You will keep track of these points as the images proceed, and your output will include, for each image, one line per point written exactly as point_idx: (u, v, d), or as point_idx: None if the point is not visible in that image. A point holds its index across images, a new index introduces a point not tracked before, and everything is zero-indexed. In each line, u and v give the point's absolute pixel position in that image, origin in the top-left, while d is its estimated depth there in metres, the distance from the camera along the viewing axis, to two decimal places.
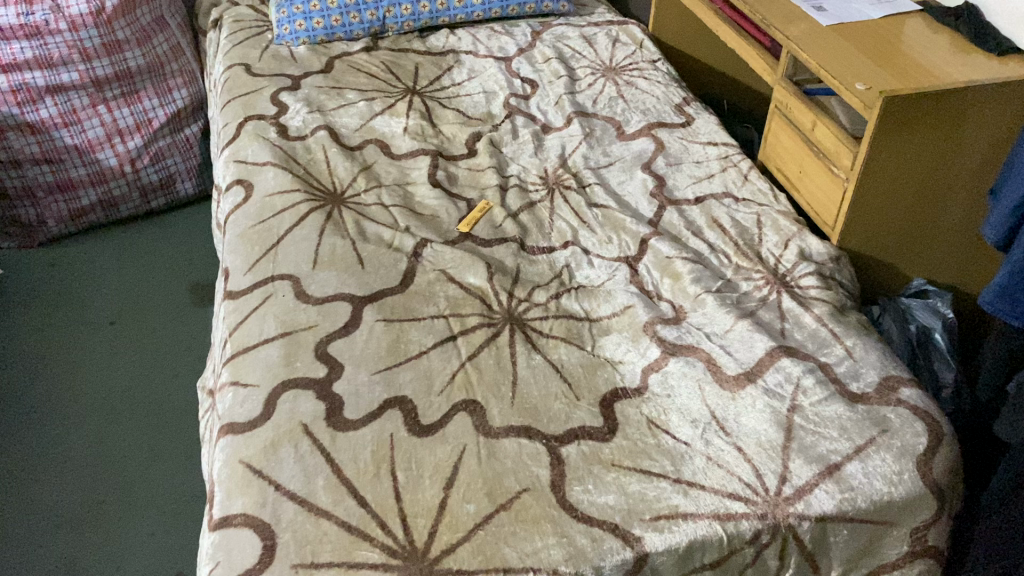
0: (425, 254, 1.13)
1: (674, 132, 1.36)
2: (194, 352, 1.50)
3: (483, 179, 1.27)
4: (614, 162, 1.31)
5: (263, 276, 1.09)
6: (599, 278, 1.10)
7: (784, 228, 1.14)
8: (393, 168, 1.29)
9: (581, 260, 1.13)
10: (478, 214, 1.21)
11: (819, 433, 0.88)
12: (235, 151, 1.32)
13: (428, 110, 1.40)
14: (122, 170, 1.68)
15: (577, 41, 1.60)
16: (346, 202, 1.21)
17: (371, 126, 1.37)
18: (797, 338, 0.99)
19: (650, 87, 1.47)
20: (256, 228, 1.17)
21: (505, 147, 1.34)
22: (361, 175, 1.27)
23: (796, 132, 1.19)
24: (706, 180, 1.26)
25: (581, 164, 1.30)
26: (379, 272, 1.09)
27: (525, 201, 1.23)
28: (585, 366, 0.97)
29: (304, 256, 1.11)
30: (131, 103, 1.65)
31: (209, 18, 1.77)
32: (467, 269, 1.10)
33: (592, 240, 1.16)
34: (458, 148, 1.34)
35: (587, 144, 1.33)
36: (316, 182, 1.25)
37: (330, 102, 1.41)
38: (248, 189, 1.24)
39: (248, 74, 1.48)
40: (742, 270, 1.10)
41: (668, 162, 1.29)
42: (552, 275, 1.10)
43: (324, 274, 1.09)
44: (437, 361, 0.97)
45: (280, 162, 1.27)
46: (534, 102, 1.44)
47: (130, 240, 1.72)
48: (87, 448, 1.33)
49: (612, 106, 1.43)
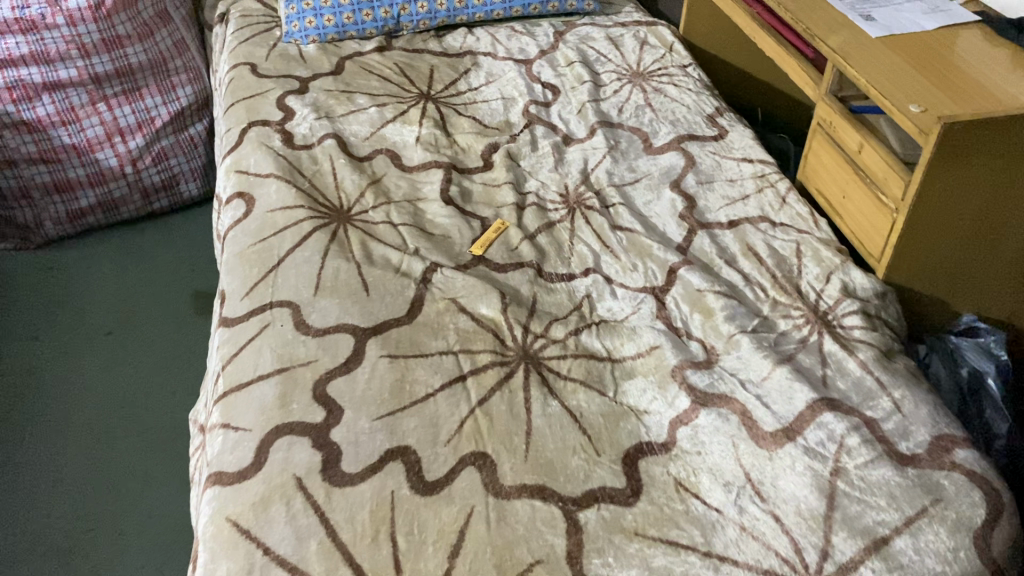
0: (435, 280, 1.05)
1: (705, 146, 1.27)
2: (192, 367, 1.42)
3: (499, 196, 1.19)
4: (640, 178, 1.22)
5: (261, 302, 1.01)
6: (623, 311, 1.01)
7: (826, 260, 1.05)
8: (404, 182, 1.21)
9: (604, 290, 1.04)
10: (493, 233, 1.12)
11: (866, 502, 0.79)
12: (237, 160, 1.24)
13: (442, 119, 1.32)
14: (122, 171, 1.60)
15: (602, 42, 1.51)
16: (353, 220, 1.13)
17: (381, 135, 1.29)
18: (840, 388, 0.91)
19: (680, 95, 1.37)
20: (255, 248, 1.09)
21: (524, 160, 1.25)
22: (369, 189, 1.18)
23: (840, 153, 1.10)
24: (740, 201, 1.17)
25: (605, 181, 1.21)
26: (385, 300, 1.01)
27: (544, 221, 1.15)
28: (606, 416, 0.88)
29: (305, 280, 1.03)
30: (133, 101, 1.58)
31: (216, 11, 1.69)
32: (480, 298, 1.01)
33: (615, 267, 1.07)
34: (474, 161, 1.25)
35: (611, 158, 1.24)
36: (322, 196, 1.16)
37: (338, 108, 1.33)
38: (249, 203, 1.17)
39: (254, 74, 1.40)
40: (779, 306, 1.01)
41: (699, 181, 1.20)
42: (571, 306, 1.02)
43: (326, 302, 1.01)
44: (444, 406, 0.88)
45: (284, 174, 1.19)
46: (556, 109, 1.35)
47: (131, 243, 1.65)
48: (77, 471, 1.26)
49: (639, 115, 1.34)
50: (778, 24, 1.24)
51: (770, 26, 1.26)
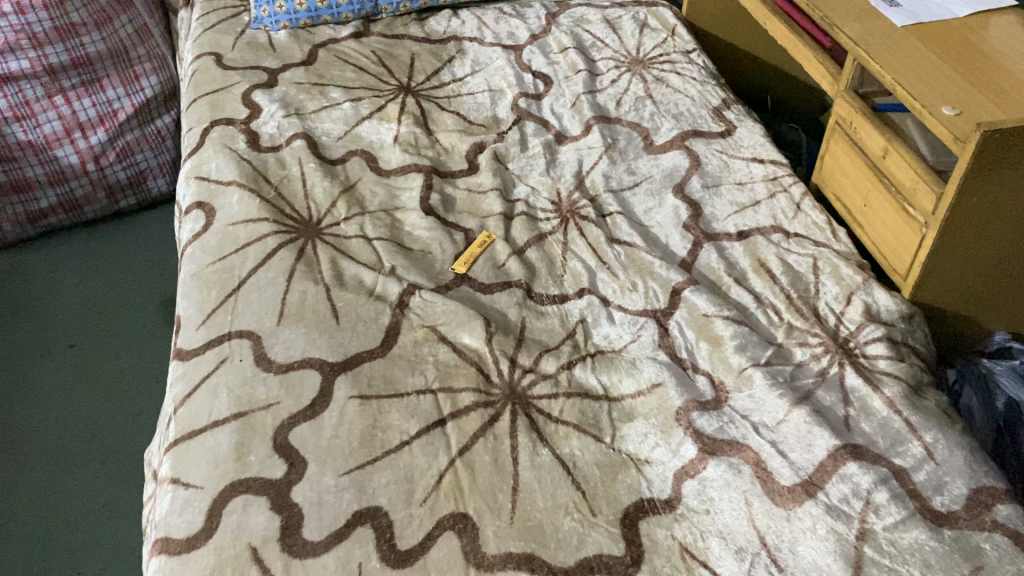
0: (412, 304, 0.95)
1: (711, 143, 1.16)
2: (159, 384, 1.32)
3: (484, 204, 1.08)
4: (640, 182, 1.11)
5: (219, 333, 0.91)
6: (620, 339, 0.91)
7: (846, 278, 0.95)
8: (380, 189, 1.10)
9: (600, 313, 0.94)
10: (478, 248, 1.02)
11: (898, 572, 0.70)
12: (198, 165, 1.13)
13: (423, 115, 1.21)
14: (84, 169, 1.49)
15: (598, 25, 1.39)
16: (323, 234, 1.02)
17: (357, 134, 1.18)
18: (865, 432, 0.81)
19: (683, 84, 1.26)
20: (215, 268, 0.99)
21: (512, 162, 1.14)
22: (342, 198, 1.08)
23: (861, 157, 0.99)
24: (750, 208, 1.06)
25: (601, 185, 1.10)
26: (357, 329, 0.91)
27: (534, 233, 1.04)
28: (603, 467, 0.78)
29: (268, 307, 0.93)
30: (92, 93, 1.46)
31: None
32: (462, 325, 0.91)
33: (612, 286, 0.97)
34: (457, 163, 1.15)
35: (608, 159, 1.14)
36: (289, 207, 1.06)
37: (310, 103, 1.22)
38: (209, 215, 1.06)
39: (219, 66, 1.29)
40: (795, 332, 0.91)
41: (704, 184, 1.10)
42: (563, 334, 0.92)
43: (291, 331, 0.91)
44: (421, 457, 0.79)
45: (248, 181, 1.08)
46: (548, 102, 1.24)
47: (97, 245, 1.54)
48: (34, 504, 1.17)
49: (638, 109, 1.22)
50: (791, 9, 1.12)
51: (782, 11, 1.14)
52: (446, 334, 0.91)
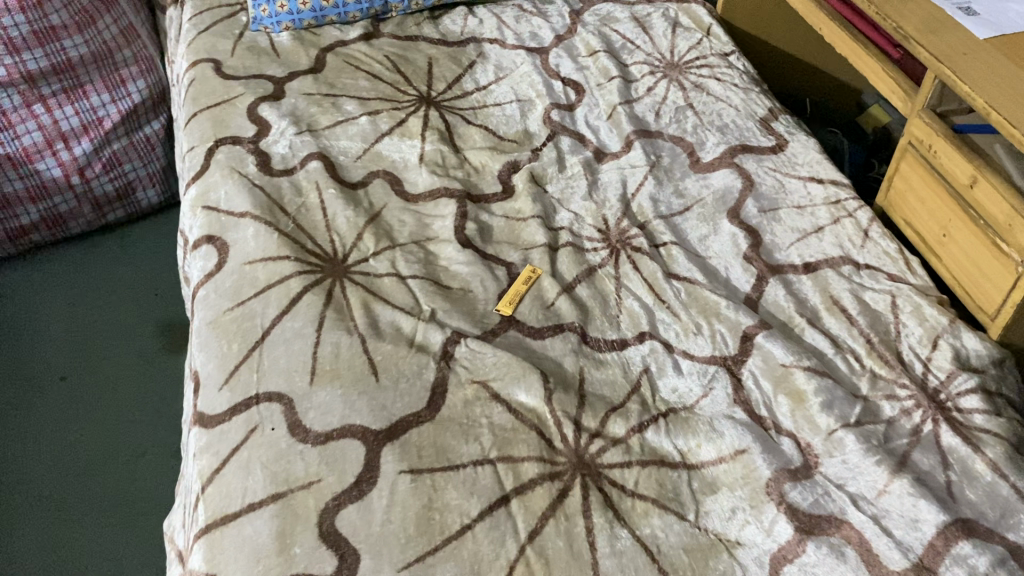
0: (458, 355, 0.85)
1: (763, 160, 1.07)
2: (163, 420, 1.22)
3: (525, 234, 0.99)
4: (691, 206, 1.02)
5: (244, 396, 0.82)
6: (691, 393, 0.83)
7: (929, 318, 0.87)
8: (409, 217, 1.00)
9: (665, 362, 0.86)
10: (523, 284, 0.93)
11: None
12: (204, 193, 1.02)
13: (448, 129, 1.11)
14: (68, 182, 1.37)
15: (627, 24, 1.29)
16: (352, 273, 0.93)
17: (377, 152, 1.08)
18: (971, 501, 0.74)
19: (726, 92, 1.17)
20: (233, 317, 0.89)
21: (550, 185, 1.05)
22: (368, 229, 0.98)
23: (941, 183, 0.90)
24: (813, 234, 0.98)
25: (650, 211, 1.01)
26: (400, 387, 0.82)
27: (583, 267, 0.95)
28: (690, 551, 0.71)
29: (298, 364, 0.84)
30: (75, 100, 1.34)
31: None
32: (517, 380, 0.82)
33: (675, 330, 0.89)
34: (490, 185, 1.05)
35: (655, 179, 1.05)
36: (311, 242, 0.96)
37: (323, 117, 1.11)
38: (222, 252, 0.96)
39: (219, 75, 1.17)
40: (880, 382, 0.83)
41: (761, 208, 1.01)
42: (627, 387, 0.83)
43: (326, 393, 0.81)
44: (487, 544, 0.71)
45: (263, 212, 0.98)
46: (582, 114, 1.14)
47: (83, 262, 1.42)
48: (34, 562, 1.07)
49: (680, 121, 1.13)
50: (853, 15, 1.03)
51: (841, 16, 1.05)
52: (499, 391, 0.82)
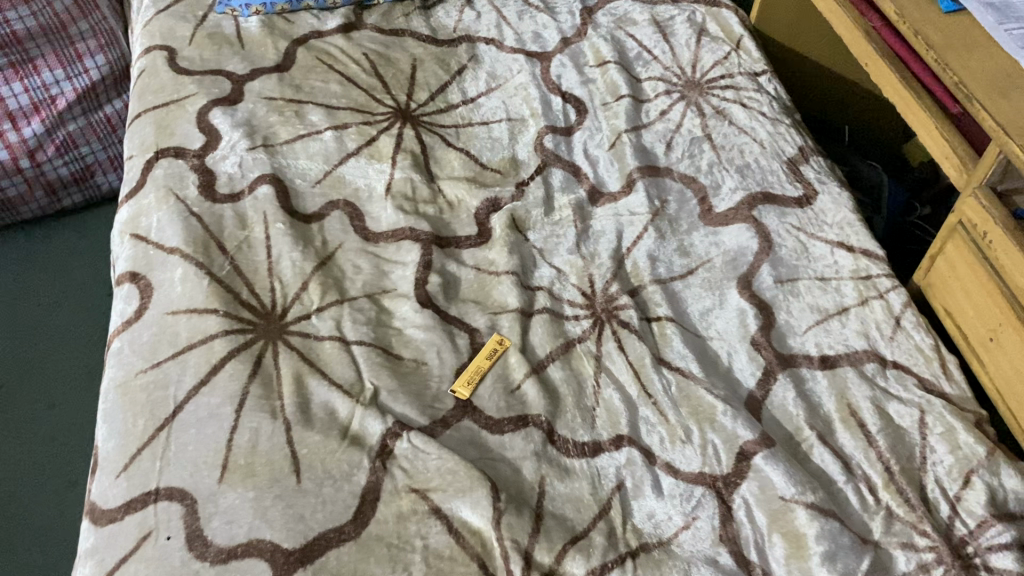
0: (397, 453, 0.73)
1: (786, 215, 0.91)
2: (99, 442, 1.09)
3: (497, 293, 0.85)
4: (695, 268, 0.87)
5: (141, 490, 0.70)
6: (669, 523, 0.70)
7: (963, 445, 0.73)
8: (366, 263, 0.87)
9: (642, 476, 0.72)
10: (487, 358, 0.80)
11: None
12: (135, 218, 0.89)
13: (424, 153, 0.96)
14: (17, 165, 1.24)
15: (646, 28, 1.12)
16: (287, 335, 0.79)
17: (338, 177, 0.94)
18: None
19: (751, 123, 1.01)
20: (144, 383, 0.76)
21: (533, 230, 0.90)
22: (315, 277, 0.84)
23: (993, 279, 0.75)
24: (835, 317, 0.83)
25: (646, 272, 0.86)
26: (325, 492, 0.70)
27: (560, 341, 0.81)
28: None
29: (209, 454, 0.71)
30: (24, 76, 1.21)
31: None
32: (461, 495, 0.70)
33: (658, 434, 0.75)
34: (464, 226, 0.91)
35: (656, 231, 0.90)
36: (247, 290, 0.83)
37: (282, 129, 0.97)
38: (144, 295, 0.83)
39: (171, 68, 1.03)
40: (896, 525, 0.69)
41: (778, 278, 0.86)
42: (593, 510, 0.70)
43: (236, 495, 0.69)
44: None
45: (195, 249, 0.85)
46: (580, 141, 0.99)
47: (34, 252, 1.30)
48: None
49: (694, 156, 0.98)
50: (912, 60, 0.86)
51: (897, 56, 0.88)
52: (438, 505, 0.70)
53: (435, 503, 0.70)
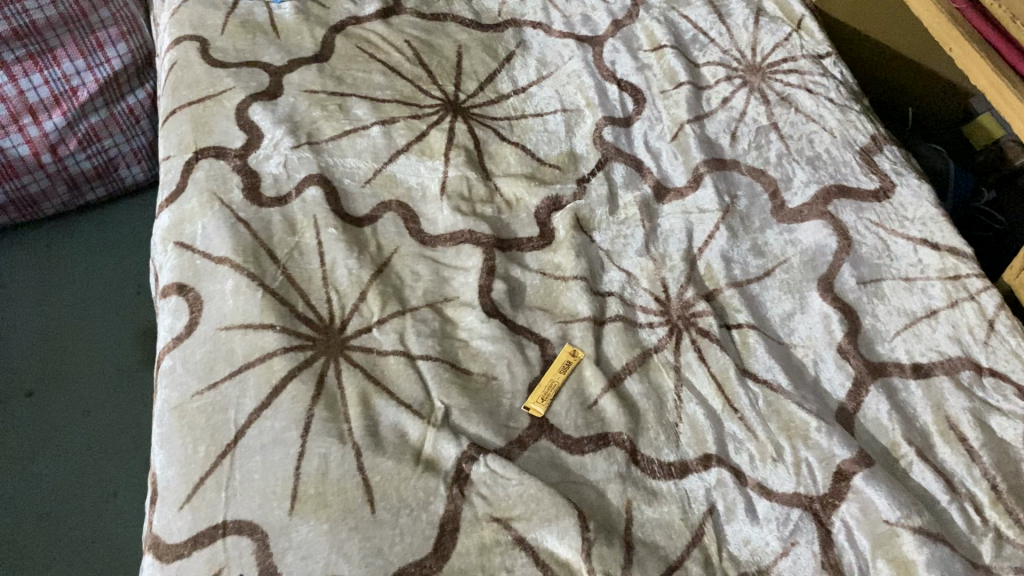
0: (475, 479, 0.69)
1: (864, 209, 0.86)
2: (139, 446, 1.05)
3: (565, 300, 0.81)
4: (772, 269, 0.83)
5: (208, 523, 0.66)
6: (767, 549, 0.66)
7: None
8: (425, 269, 0.82)
9: (734, 498, 0.69)
10: (561, 370, 0.76)
11: None
12: (178, 224, 0.84)
13: (477, 148, 0.91)
14: (39, 160, 1.18)
15: (701, 8, 1.06)
16: (349, 350, 0.75)
17: (390, 176, 0.88)
18: None
19: (818, 109, 0.95)
20: (202, 406, 0.72)
21: (598, 231, 0.86)
22: (374, 286, 0.80)
23: None
24: (924, 321, 0.78)
25: (721, 274, 0.82)
26: (403, 523, 0.66)
27: (636, 352, 0.77)
28: None
29: (277, 484, 0.67)
30: (44, 67, 1.15)
31: None
32: (546, 524, 0.66)
33: (748, 452, 0.71)
34: (525, 227, 0.86)
35: (729, 230, 0.85)
36: (302, 302, 0.78)
37: (326, 125, 0.92)
38: (194, 308, 0.78)
39: (205, 60, 0.97)
40: (1007, 548, 0.66)
41: (861, 278, 0.82)
42: (685, 538, 0.67)
43: (309, 528, 0.65)
44: None
45: (246, 258, 0.80)
46: (640, 132, 0.94)
47: (58, 250, 1.25)
48: None
49: (762, 147, 0.92)
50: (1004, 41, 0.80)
51: (986, 39, 0.82)
52: (522, 534, 0.66)
53: (519, 532, 0.66)
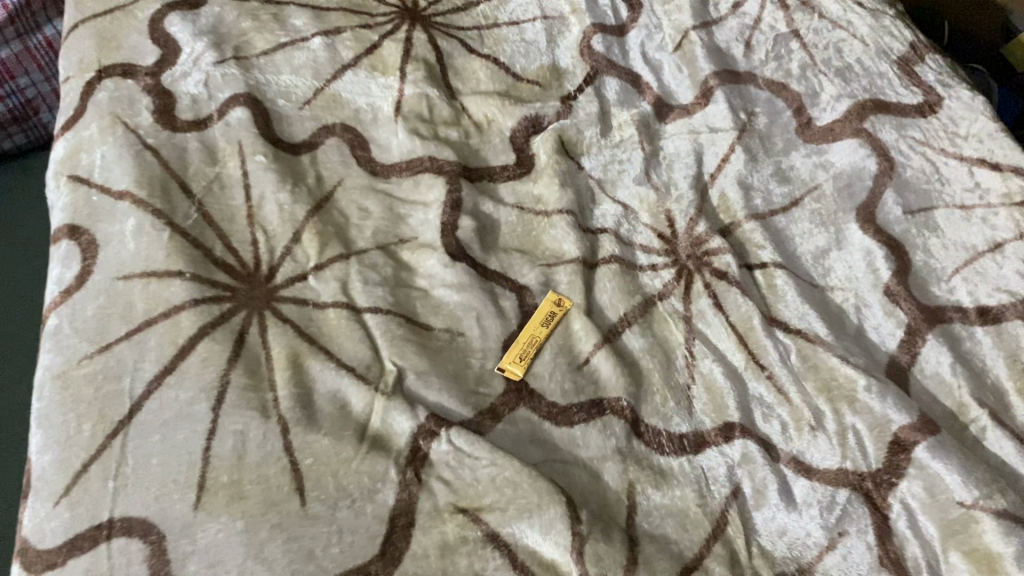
0: (435, 460, 0.54)
1: (906, 126, 0.71)
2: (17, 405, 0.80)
3: (547, 239, 0.66)
4: (800, 198, 0.68)
5: (90, 523, 0.51)
6: (808, 542, 0.52)
7: None
8: (374, 204, 0.67)
9: (765, 478, 0.54)
10: (545, 321, 0.61)
11: None
12: (73, 154, 0.68)
13: (440, 62, 0.76)
14: None
15: None
16: (277, 303, 0.60)
17: (334, 96, 0.73)
18: None
19: (846, 11, 0.79)
20: (89, 373, 0.56)
21: (588, 156, 0.70)
22: (311, 225, 0.64)
23: None
24: (988, 256, 0.64)
25: (739, 205, 0.67)
26: (342, 517, 0.52)
27: (636, 300, 0.62)
28: None
29: (181, 471, 0.52)
30: None
31: None
32: (526, 515, 0.51)
33: (779, 420, 0.57)
34: (498, 154, 0.71)
35: (746, 152, 0.70)
36: (221, 245, 0.63)
37: (257, 37, 0.76)
38: (88, 254, 0.63)
39: None
40: None
41: (908, 207, 0.67)
42: (703, 531, 0.52)
43: (219, 526, 0.50)
44: None
45: (153, 192, 0.64)
46: (636, 43, 0.78)
47: None
48: None
49: (781, 57, 0.77)
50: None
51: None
52: (495, 529, 0.52)
53: (491, 527, 0.52)
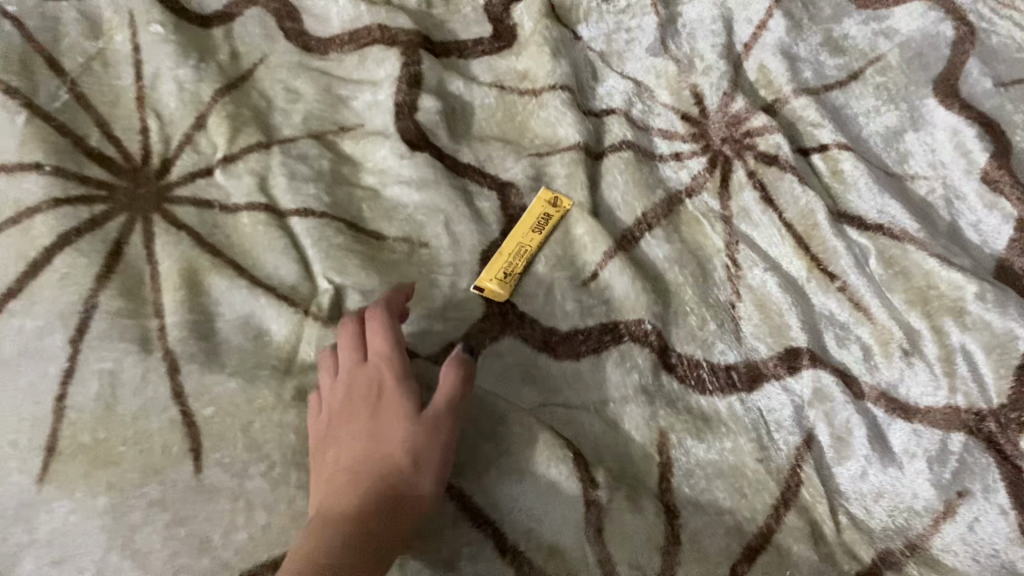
0: None
1: None
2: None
3: (537, 125, 0.50)
4: (861, 70, 0.53)
5: None
6: (915, 507, 0.37)
7: None
8: (307, 84, 0.51)
9: (848, 421, 0.39)
10: (537, 226, 0.45)
11: None
12: None
13: None
14: None
15: None
16: (170, 204, 0.44)
17: None
18: None
19: None
20: None
21: (584, 25, 0.54)
22: (222, 108, 0.48)
23: None
24: None
25: (784, 78, 0.51)
26: (254, 489, 0.36)
27: (657, 196, 0.47)
28: None
29: (20, 430, 0.36)
30: None
31: None
32: (516, 478, 0.36)
33: (859, 344, 0.42)
34: (468, 24, 0.55)
35: (788, 16, 0.54)
36: (98, 134, 0.47)
37: None
38: None
39: None
40: None
41: (998, 79, 0.52)
42: (767, 496, 0.37)
43: (71, 507, 0.35)
44: None
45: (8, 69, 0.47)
46: None
47: None
48: None
49: None
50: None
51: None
52: (465, 492, 0.36)
53: (460, 490, 0.35)
